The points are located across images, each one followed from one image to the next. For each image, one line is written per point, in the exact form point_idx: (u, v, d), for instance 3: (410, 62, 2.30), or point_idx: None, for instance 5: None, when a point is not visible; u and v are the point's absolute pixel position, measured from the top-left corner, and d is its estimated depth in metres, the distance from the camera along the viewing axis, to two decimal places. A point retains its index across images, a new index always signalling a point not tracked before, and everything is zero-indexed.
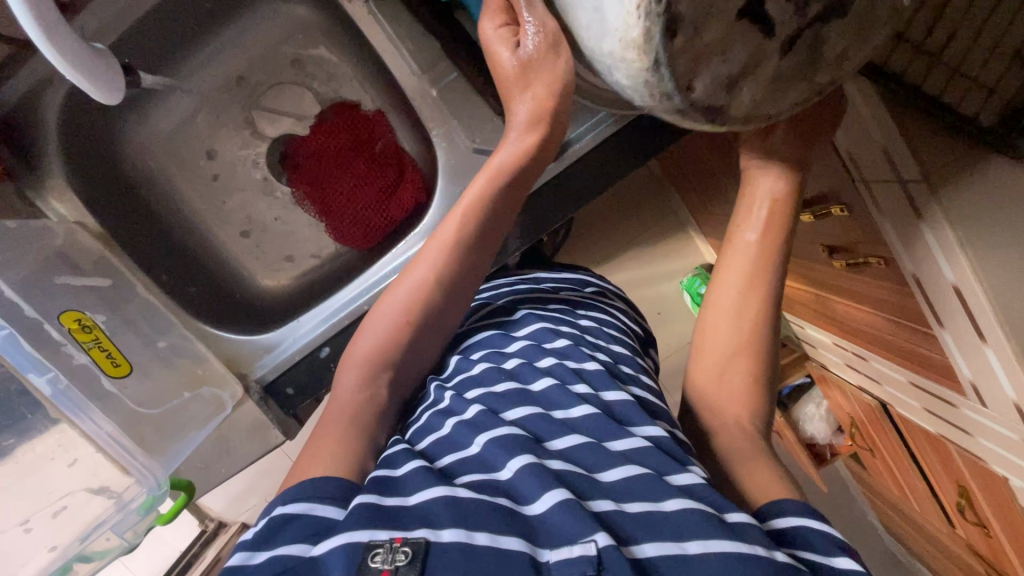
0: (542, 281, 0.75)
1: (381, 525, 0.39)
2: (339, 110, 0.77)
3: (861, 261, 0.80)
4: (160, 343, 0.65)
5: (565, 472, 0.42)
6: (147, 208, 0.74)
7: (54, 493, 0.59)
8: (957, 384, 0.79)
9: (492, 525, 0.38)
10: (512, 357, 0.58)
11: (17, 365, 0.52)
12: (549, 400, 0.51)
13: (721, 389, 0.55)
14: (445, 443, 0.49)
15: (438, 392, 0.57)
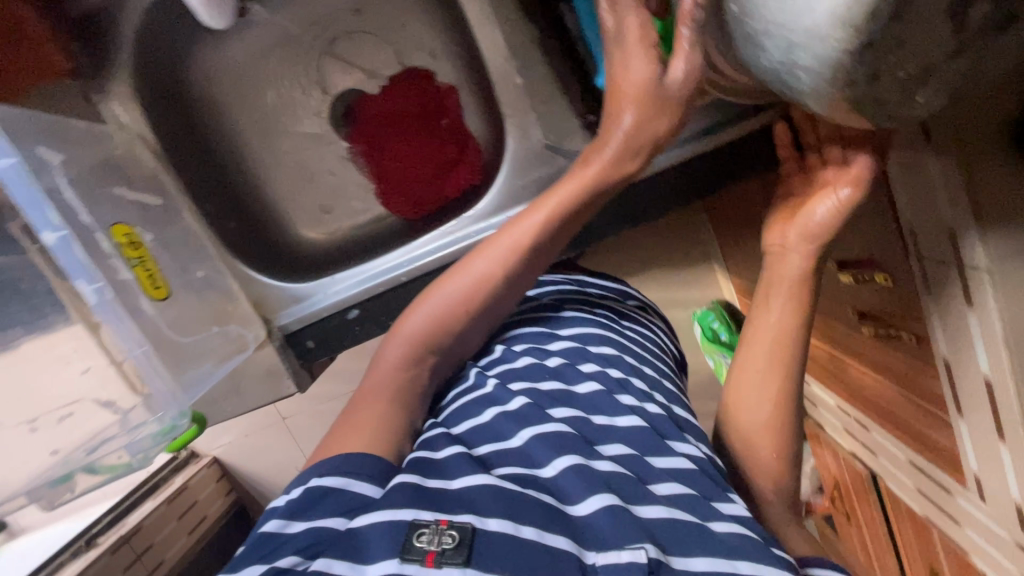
0: (587, 285, 0.75)
1: (424, 506, 0.39)
2: (412, 76, 0.75)
3: (893, 334, 0.79)
4: (196, 273, 0.65)
5: (612, 475, 0.44)
6: (203, 133, 0.73)
7: (63, 399, 0.62)
8: (957, 473, 0.80)
9: (546, 518, 0.40)
10: (556, 355, 0.59)
11: (67, 268, 0.54)
12: (594, 404, 0.52)
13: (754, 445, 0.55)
14: (484, 432, 0.50)
15: (478, 377, 0.58)
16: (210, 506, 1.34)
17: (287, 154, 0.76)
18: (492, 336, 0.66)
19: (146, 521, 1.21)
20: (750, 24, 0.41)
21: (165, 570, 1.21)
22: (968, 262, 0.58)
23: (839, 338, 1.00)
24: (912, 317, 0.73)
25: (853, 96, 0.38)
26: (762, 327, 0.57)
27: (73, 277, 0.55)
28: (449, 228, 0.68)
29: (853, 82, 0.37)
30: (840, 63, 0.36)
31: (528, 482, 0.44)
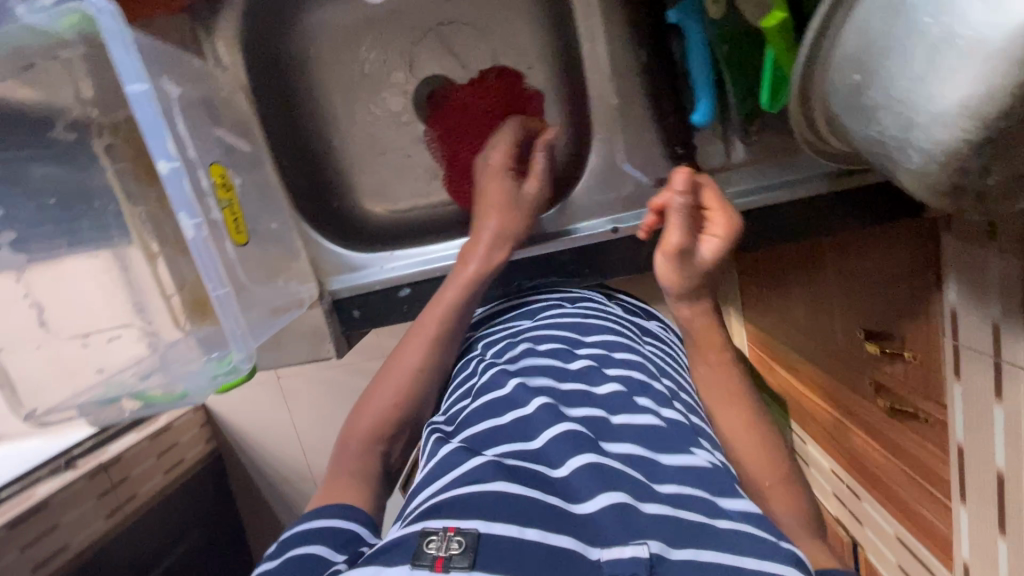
0: (616, 301, 0.77)
1: (437, 516, 0.43)
2: (501, 75, 0.77)
3: (908, 412, 0.81)
4: (271, 225, 0.64)
5: (619, 470, 0.47)
6: (289, 89, 0.74)
7: (114, 319, 0.63)
8: (946, 557, 0.82)
9: (559, 516, 0.43)
10: (580, 360, 0.61)
11: (173, 199, 0.44)
12: (614, 405, 0.55)
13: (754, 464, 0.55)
14: (504, 433, 0.53)
15: (500, 380, 0.59)
16: (189, 451, 1.37)
17: (362, 123, 0.78)
18: (518, 335, 0.67)
19: (128, 453, 1.23)
20: (871, 96, 0.42)
21: (137, 503, 1.21)
22: (1005, 357, 0.62)
23: (843, 400, 1.01)
24: (934, 398, 0.75)
25: (961, 182, 0.38)
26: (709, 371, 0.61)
27: (175, 208, 0.45)
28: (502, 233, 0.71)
29: (965, 170, 0.37)
30: (959, 150, 0.36)
31: (541, 483, 0.46)
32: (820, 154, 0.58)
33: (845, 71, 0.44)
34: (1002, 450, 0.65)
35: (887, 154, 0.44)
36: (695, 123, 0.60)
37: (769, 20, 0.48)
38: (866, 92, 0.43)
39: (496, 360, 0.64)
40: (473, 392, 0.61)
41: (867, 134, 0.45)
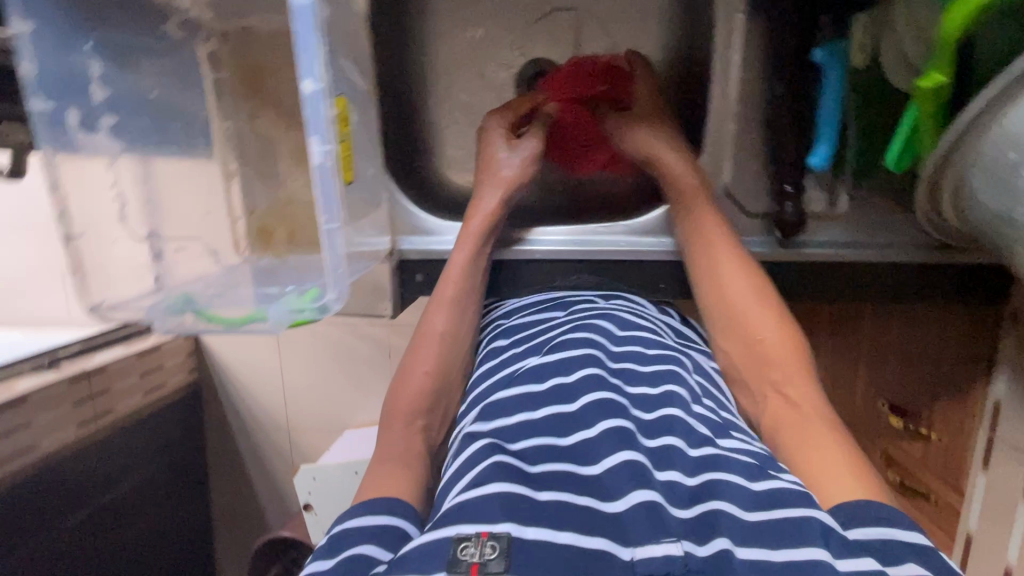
0: (665, 309, 0.75)
1: (464, 520, 0.43)
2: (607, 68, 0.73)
3: (917, 489, 0.87)
4: (369, 172, 0.63)
5: (641, 462, 0.46)
6: (401, 43, 0.74)
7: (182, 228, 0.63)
8: None
9: (595, 518, 0.43)
10: (619, 356, 0.61)
11: (311, 123, 0.43)
12: (650, 405, 0.54)
13: (788, 411, 0.54)
14: (536, 425, 0.52)
15: (529, 374, 0.58)
16: (172, 376, 1.44)
17: (452, 95, 0.78)
18: (553, 330, 0.65)
19: (113, 364, 1.27)
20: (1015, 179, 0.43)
21: (111, 418, 1.27)
22: None
23: None
24: (949, 482, 0.81)
25: None
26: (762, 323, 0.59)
27: (307, 134, 0.44)
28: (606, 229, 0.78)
29: None
30: None
31: (571, 482, 0.46)
32: (935, 228, 0.59)
33: (988, 148, 0.45)
34: (1017, 545, 0.71)
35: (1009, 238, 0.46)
36: (810, 165, 0.60)
37: (923, 82, 0.47)
38: (1001, 173, 0.45)
39: (534, 348, 0.63)
40: (509, 378, 0.59)
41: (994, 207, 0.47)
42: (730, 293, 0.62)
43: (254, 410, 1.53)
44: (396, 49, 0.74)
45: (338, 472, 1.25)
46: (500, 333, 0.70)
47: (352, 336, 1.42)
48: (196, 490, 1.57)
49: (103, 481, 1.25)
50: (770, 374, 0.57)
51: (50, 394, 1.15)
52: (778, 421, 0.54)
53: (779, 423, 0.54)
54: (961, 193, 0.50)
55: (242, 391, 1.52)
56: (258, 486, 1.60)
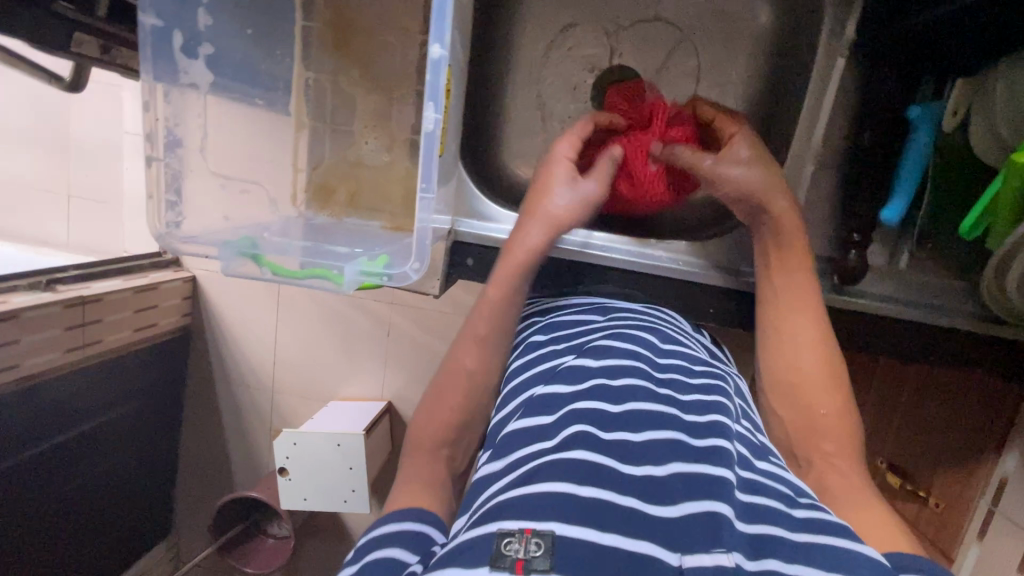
0: (701, 333, 0.74)
1: (507, 516, 0.41)
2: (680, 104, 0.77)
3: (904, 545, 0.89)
4: (450, 150, 0.66)
5: (693, 473, 0.46)
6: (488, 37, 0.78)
7: (246, 173, 0.71)
8: None
9: (644, 521, 0.42)
10: (662, 365, 0.60)
11: (430, 89, 0.54)
12: (700, 412, 0.55)
13: (835, 473, 0.56)
14: (578, 416, 0.50)
15: (569, 375, 0.57)
16: (164, 317, 1.42)
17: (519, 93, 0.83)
18: (594, 331, 0.64)
19: (111, 296, 1.27)
20: None
21: (99, 348, 1.26)
22: None
23: None
24: (934, 542, 0.84)
25: None
26: (817, 399, 0.61)
27: (424, 100, 0.55)
28: (653, 246, 0.78)
29: None
30: None
31: (615, 479, 0.44)
32: (992, 300, 0.60)
33: None
34: None
35: None
36: (882, 217, 0.63)
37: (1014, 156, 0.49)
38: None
39: (572, 348, 0.62)
40: (549, 374, 0.58)
41: None
42: (797, 361, 0.62)
43: (241, 364, 1.51)
44: (468, 33, 0.74)
45: (318, 442, 1.20)
46: (538, 330, 0.69)
47: (352, 306, 1.40)
48: (171, 434, 1.57)
49: (85, 408, 1.26)
50: (817, 438, 0.59)
51: (48, 315, 1.16)
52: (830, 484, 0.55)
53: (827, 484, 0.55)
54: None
55: (231, 344, 1.50)
56: (230, 441, 1.58)
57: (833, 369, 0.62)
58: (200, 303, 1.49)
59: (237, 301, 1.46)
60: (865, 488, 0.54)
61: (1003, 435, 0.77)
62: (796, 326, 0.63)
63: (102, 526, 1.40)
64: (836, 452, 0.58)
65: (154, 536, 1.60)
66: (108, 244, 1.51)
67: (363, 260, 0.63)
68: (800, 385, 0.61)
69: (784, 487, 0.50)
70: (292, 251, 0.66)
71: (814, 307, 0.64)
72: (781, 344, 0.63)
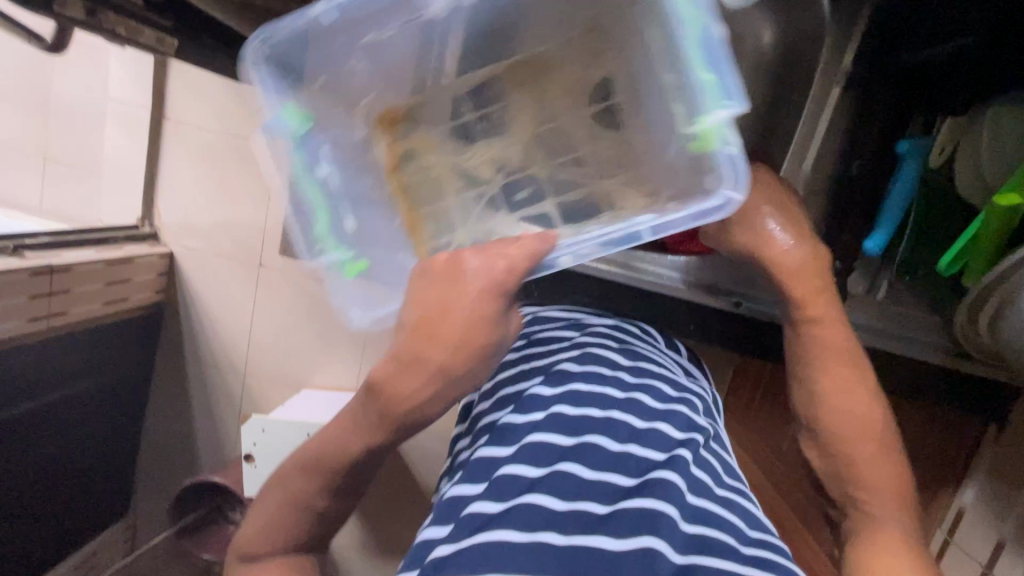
0: (682, 350, 0.75)
1: (444, 570, 0.42)
2: None
3: None
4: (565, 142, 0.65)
5: (637, 510, 0.46)
6: None
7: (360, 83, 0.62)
8: None
9: (586, 561, 0.42)
10: (629, 383, 0.58)
11: (605, 248, 0.50)
12: (659, 441, 0.53)
13: (876, 528, 0.55)
14: (526, 453, 0.49)
15: (531, 398, 0.55)
16: (135, 293, 1.38)
17: None
18: (563, 350, 0.63)
19: (81, 267, 1.24)
20: None
21: (63, 321, 1.22)
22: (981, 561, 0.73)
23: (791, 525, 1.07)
24: None
25: None
26: (876, 455, 0.58)
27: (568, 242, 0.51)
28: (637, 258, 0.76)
29: None
30: None
31: (555, 520, 0.45)
32: (968, 340, 0.61)
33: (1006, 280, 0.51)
34: None
35: None
36: (865, 247, 0.63)
37: (999, 198, 0.50)
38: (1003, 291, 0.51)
39: (542, 368, 0.61)
40: (515, 400, 0.57)
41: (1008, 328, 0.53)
42: (829, 412, 0.59)
43: (214, 346, 1.48)
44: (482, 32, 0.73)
45: (285, 431, 1.18)
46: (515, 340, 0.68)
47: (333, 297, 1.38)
48: (135, 412, 1.52)
49: (44, 382, 1.22)
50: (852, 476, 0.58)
51: (10, 285, 1.12)
52: (877, 549, 0.53)
53: (867, 544, 0.54)
54: (1007, 311, 0.52)
55: (205, 323, 1.46)
56: (197, 422, 1.54)
57: (871, 412, 0.59)
58: (175, 281, 1.45)
59: (216, 281, 1.43)
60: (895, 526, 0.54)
61: (969, 453, 0.77)
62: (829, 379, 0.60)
63: (57, 502, 1.36)
64: (872, 491, 0.57)
65: (111, 514, 1.56)
66: (82, 210, 1.46)
67: (344, 256, 0.62)
68: (842, 439, 0.59)
69: (737, 520, 0.49)
70: (312, 151, 0.61)
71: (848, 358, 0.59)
72: (833, 399, 0.59)
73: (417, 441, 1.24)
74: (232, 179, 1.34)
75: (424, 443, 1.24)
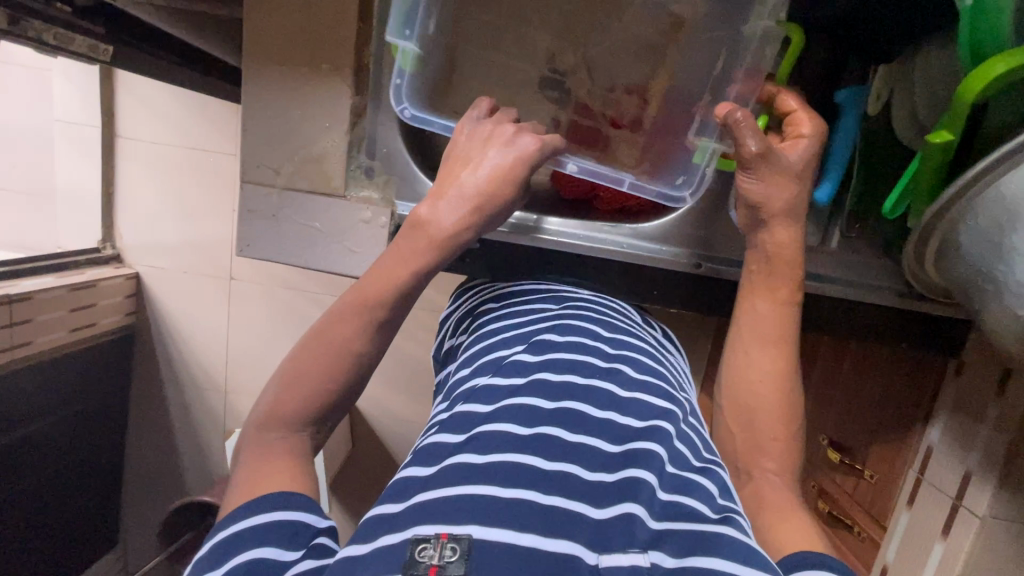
0: (653, 322, 0.75)
1: (425, 521, 0.41)
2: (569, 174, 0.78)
3: (846, 522, 0.90)
4: None
5: (621, 479, 0.46)
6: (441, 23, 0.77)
7: None
8: None
9: (572, 523, 0.41)
10: (607, 357, 0.59)
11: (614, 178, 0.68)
12: (640, 410, 0.53)
13: (766, 486, 0.56)
14: (514, 413, 0.50)
15: (512, 371, 0.56)
16: (103, 316, 1.34)
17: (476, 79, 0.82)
18: (540, 322, 0.63)
19: (42, 294, 1.22)
20: (1010, 239, 0.47)
21: (29, 349, 1.20)
22: (951, 493, 0.75)
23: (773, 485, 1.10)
24: (869, 513, 0.86)
25: (988, 304, 0.51)
26: (778, 400, 0.61)
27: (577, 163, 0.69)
28: (609, 229, 0.72)
29: (997, 302, 0.50)
30: (999, 283, 0.49)
31: (540, 479, 0.44)
32: (915, 279, 0.64)
33: (952, 208, 0.52)
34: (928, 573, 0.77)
35: (974, 287, 0.53)
36: (813, 198, 0.65)
37: (933, 137, 0.51)
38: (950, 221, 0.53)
39: (516, 343, 0.61)
40: (495, 365, 0.58)
41: (952, 256, 0.54)
42: (755, 396, 0.62)
43: (189, 364, 1.44)
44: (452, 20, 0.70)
45: None
46: (489, 317, 0.67)
47: (307, 303, 1.36)
48: (115, 439, 1.48)
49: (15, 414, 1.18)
50: (760, 453, 0.60)
51: None
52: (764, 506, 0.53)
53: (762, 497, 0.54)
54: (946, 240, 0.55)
55: (178, 341, 1.43)
56: (180, 443, 1.51)
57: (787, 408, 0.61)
58: (143, 301, 1.41)
59: (186, 298, 1.39)
60: (791, 502, 0.54)
61: (934, 389, 0.80)
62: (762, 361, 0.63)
63: (39, 537, 1.31)
64: (773, 467, 0.58)
65: (98, 545, 1.52)
66: (37, 238, 1.41)
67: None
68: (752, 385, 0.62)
69: (716, 488, 0.50)
70: None
71: (787, 342, 0.63)
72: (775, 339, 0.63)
73: (402, 437, 1.27)
74: (192, 192, 1.32)
75: (410, 436, 1.27)
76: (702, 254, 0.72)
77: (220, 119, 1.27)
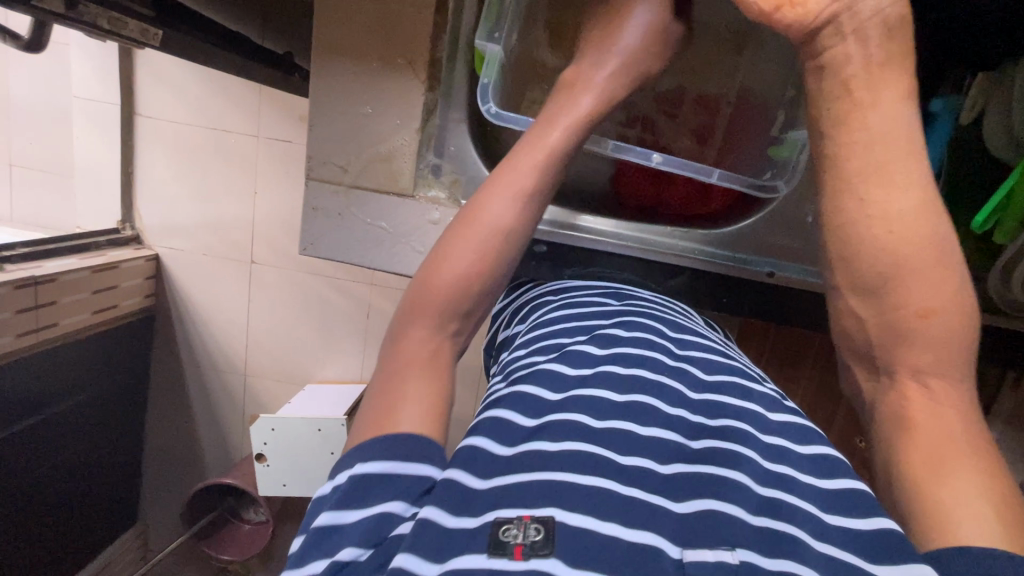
0: (719, 328, 0.72)
1: (503, 502, 0.38)
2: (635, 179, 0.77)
3: None
4: None
5: (702, 473, 0.41)
6: None
7: None
8: None
9: (652, 517, 0.37)
10: (679, 359, 0.54)
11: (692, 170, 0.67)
12: (710, 411, 0.48)
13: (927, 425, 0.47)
14: (582, 403, 0.46)
15: (575, 362, 0.51)
16: (126, 298, 1.34)
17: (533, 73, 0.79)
18: (598, 318, 0.59)
19: (67, 276, 1.19)
20: None
21: (55, 331, 1.18)
22: None
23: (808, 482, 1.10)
24: None
25: None
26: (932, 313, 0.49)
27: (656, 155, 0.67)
28: (683, 235, 0.71)
29: None
30: None
31: (617, 471, 0.40)
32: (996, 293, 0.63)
33: None
34: None
35: None
36: None
37: None
38: None
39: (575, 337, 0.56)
40: (556, 351, 0.54)
41: None
42: None
43: (212, 348, 1.44)
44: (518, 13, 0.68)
45: (299, 427, 1.19)
46: (549, 308, 0.63)
47: (333, 290, 1.35)
48: (135, 419, 1.48)
49: (39, 395, 1.18)
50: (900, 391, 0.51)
51: None
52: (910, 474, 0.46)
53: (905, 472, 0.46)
54: None
55: (200, 324, 1.42)
56: (201, 426, 1.52)
57: (959, 306, 0.48)
58: (165, 284, 1.40)
59: (209, 282, 1.38)
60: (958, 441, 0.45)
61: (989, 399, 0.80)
62: (913, 286, 0.49)
63: (63, 517, 1.32)
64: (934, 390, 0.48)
65: (119, 525, 1.53)
66: (58, 219, 1.39)
67: None
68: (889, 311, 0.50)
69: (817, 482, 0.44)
70: None
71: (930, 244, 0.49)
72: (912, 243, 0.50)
73: None
74: (219, 176, 1.29)
75: None
76: (773, 262, 0.70)
77: (247, 102, 1.23)
